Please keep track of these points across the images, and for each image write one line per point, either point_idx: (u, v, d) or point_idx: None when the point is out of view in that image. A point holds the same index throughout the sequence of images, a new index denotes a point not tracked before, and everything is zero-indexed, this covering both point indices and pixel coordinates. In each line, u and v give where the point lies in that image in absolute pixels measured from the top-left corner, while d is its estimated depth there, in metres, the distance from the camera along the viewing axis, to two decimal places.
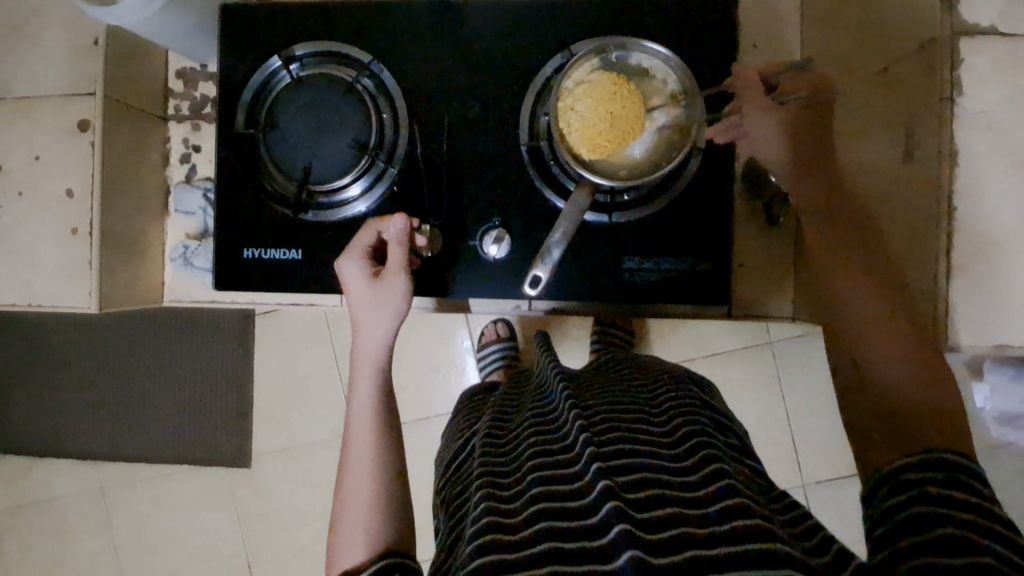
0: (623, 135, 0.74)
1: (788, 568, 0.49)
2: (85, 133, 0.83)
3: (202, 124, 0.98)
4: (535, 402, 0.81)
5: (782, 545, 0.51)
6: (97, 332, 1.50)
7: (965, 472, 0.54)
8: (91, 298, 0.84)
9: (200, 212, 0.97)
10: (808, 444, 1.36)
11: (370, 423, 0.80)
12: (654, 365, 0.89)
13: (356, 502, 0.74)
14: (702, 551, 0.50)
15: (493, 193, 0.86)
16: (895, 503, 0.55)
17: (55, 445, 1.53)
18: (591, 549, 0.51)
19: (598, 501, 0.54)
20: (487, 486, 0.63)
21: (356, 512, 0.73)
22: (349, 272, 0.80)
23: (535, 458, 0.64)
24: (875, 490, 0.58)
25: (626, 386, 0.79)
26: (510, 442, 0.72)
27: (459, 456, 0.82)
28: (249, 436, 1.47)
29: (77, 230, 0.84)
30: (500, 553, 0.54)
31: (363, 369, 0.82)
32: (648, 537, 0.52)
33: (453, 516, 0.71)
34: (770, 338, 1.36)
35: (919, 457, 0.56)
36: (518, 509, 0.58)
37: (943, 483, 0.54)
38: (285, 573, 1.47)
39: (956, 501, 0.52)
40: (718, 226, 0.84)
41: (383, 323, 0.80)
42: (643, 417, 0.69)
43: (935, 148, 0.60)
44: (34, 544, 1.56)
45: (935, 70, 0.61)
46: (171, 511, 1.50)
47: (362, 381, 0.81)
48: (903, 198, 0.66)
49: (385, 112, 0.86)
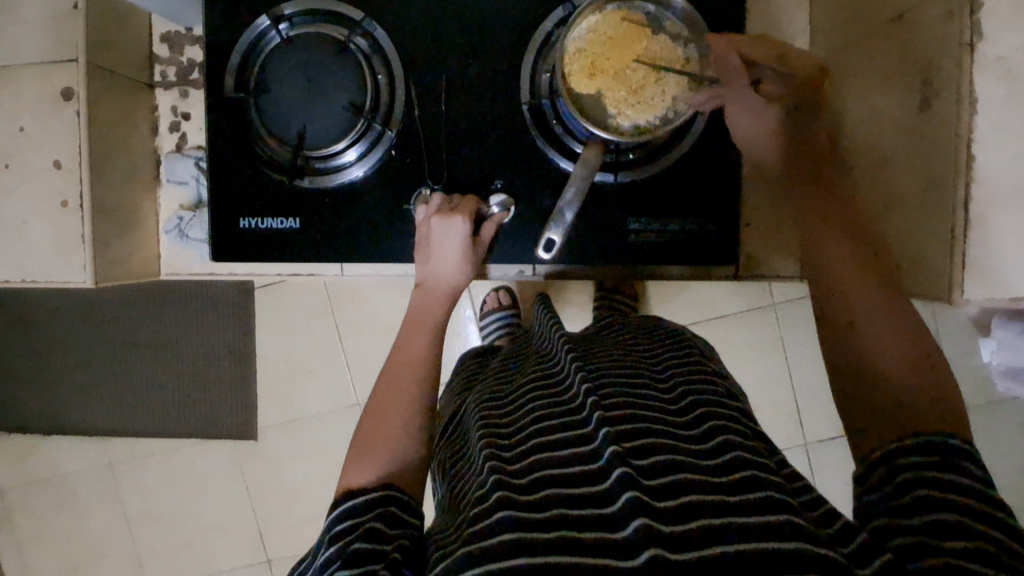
0: (633, 91, 0.73)
1: (796, 540, 0.48)
2: (69, 102, 0.80)
3: (190, 90, 0.95)
4: (535, 366, 0.80)
5: (790, 515, 0.51)
6: (96, 309, 1.49)
7: (966, 457, 0.54)
8: (87, 273, 0.82)
9: (192, 181, 0.95)
10: (810, 405, 1.37)
11: (419, 353, 0.79)
12: (654, 326, 0.89)
13: (393, 419, 0.72)
14: (711, 520, 0.50)
15: (493, 155, 0.84)
16: (891, 489, 0.55)
17: (60, 422, 1.54)
18: (601, 518, 0.51)
19: (609, 469, 0.54)
20: (490, 447, 0.63)
21: (395, 428, 0.71)
22: (454, 237, 0.79)
23: (540, 420, 0.64)
24: (869, 471, 0.58)
25: (627, 349, 0.79)
26: (512, 403, 0.72)
27: (458, 419, 0.81)
28: (254, 409, 1.47)
29: (67, 204, 0.81)
30: (513, 509, 0.53)
31: (432, 299, 0.83)
32: (658, 504, 0.51)
33: (454, 478, 0.71)
34: (773, 300, 1.35)
35: (917, 441, 0.56)
36: (525, 469, 0.58)
37: (943, 467, 0.54)
38: (295, 542, 1.49)
39: (955, 485, 0.52)
40: (724, 184, 0.82)
41: (456, 274, 0.81)
42: (650, 382, 0.68)
43: (954, 96, 0.58)
44: (46, 519, 1.58)
45: (954, 15, 0.58)
46: (181, 484, 1.51)
47: (434, 306, 0.82)
48: (916, 150, 0.64)
49: (380, 73, 0.83)
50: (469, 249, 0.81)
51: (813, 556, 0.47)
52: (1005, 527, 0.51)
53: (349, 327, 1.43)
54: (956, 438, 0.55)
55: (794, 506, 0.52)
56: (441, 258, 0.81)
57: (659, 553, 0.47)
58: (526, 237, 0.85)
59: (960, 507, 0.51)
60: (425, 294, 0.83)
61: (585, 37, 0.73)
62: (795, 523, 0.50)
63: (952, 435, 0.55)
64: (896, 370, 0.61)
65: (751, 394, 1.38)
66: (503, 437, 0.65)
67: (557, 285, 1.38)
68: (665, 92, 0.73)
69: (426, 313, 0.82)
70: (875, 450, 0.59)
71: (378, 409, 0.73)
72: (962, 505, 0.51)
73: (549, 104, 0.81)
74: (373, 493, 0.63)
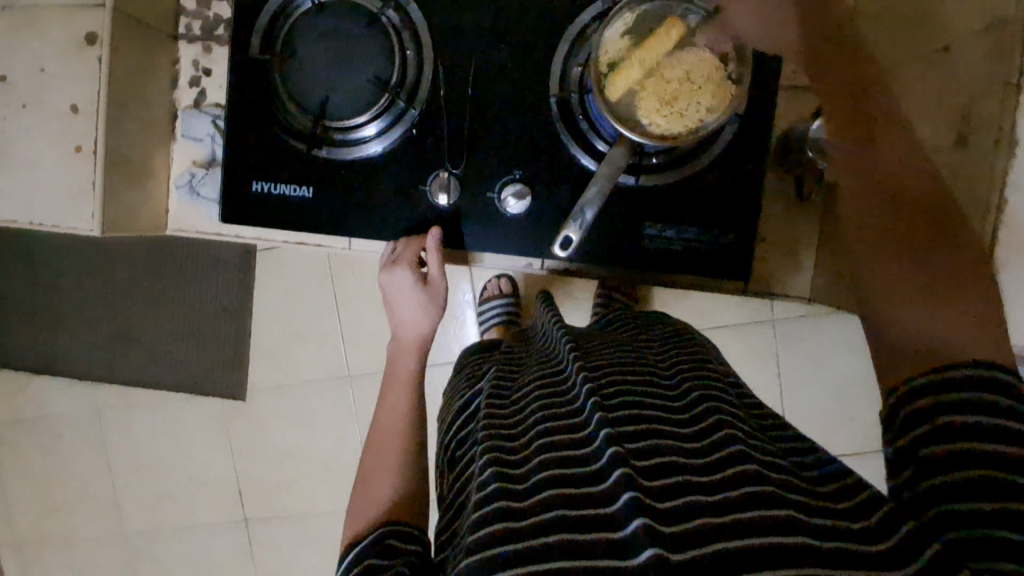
0: (668, 103, 0.71)
1: (796, 534, 0.48)
2: (92, 47, 0.79)
3: (214, 46, 0.93)
4: (541, 363, 0.80)
5: (789, 509, 0.50)
6: (98, 255, 1.49)
7: (999, 391, 0.49)
8: (95, 222, 0.81)
9: (208, 139, 0.94)
10: (797, 422, 1.37)
11: (402, 405, 0.84)
12: (661, 324, 0.89)
13: (384, 467, 0.76)
14: (712, 520, 0.49)
15: (515, 145, 0.83)
16: (921, 437, 0.51)
17: (53, 364, 1.54)
18: (600, 516, 0.51)
19: (607, 471, 0.53)
20: (492, 449, 0.62)
21: (385, 475, 0.74)
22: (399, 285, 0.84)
23: (544, 421, 0.63)
24: (890, 412, 0.54)
25: (634, 346, 0.79)
26: (517, 404, 0.71)
27: (462, 414, 0.81)
28: (245, 370, 1.48)
29: (81, 149, 0.80)
30: (512, 520, 0.53)
31: (405, 353, 0.90)
32: (658, 504, 0.50)
33: (457, 477, 0.70)
34: (772, 316, 1.35)
35: (929, 381, 0.51)
36: (525, 474, 0.58)
37: (963, 411, 0.49)
38: (274, 505, 1.50)
39: (974, 432, 0.48)
40: (744, 198, 0.81)
41: (417, 320, 0.88)
42: (655, 382, 0.68)
43: (994, 134, 0.58)
44: (30, 457, 1.59)
45: (1006, 53, 0.58)
46: (166, 437, 1.52)
47: (407, 359, 0.89)
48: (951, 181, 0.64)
49: (409, 48, 0.82)
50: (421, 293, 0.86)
51: (815, 550, 0.47)
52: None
53: (347, 298, 1.43)
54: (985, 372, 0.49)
55: (797, 501, 0.52)
56: (403, 310, 0.88)
57: (660, 551, 0.46)
58: (539, 230, 0.84)
59: (980, 456, 0.47)
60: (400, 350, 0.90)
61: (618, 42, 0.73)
62: (791, 518, 0.49)
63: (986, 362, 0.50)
64: (954, 346, 0.51)
65: None
66: (504, 439, 0.64)
67: (559, 279, 1.37)
68: (699, 107, 0.72)
69: (398, 365, 0.90)
70: (894, 392, 0.54)
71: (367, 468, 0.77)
72: (982, 451, 0.47)
73: (578, 99, 0.80)
74: (371, 539, 0.64)
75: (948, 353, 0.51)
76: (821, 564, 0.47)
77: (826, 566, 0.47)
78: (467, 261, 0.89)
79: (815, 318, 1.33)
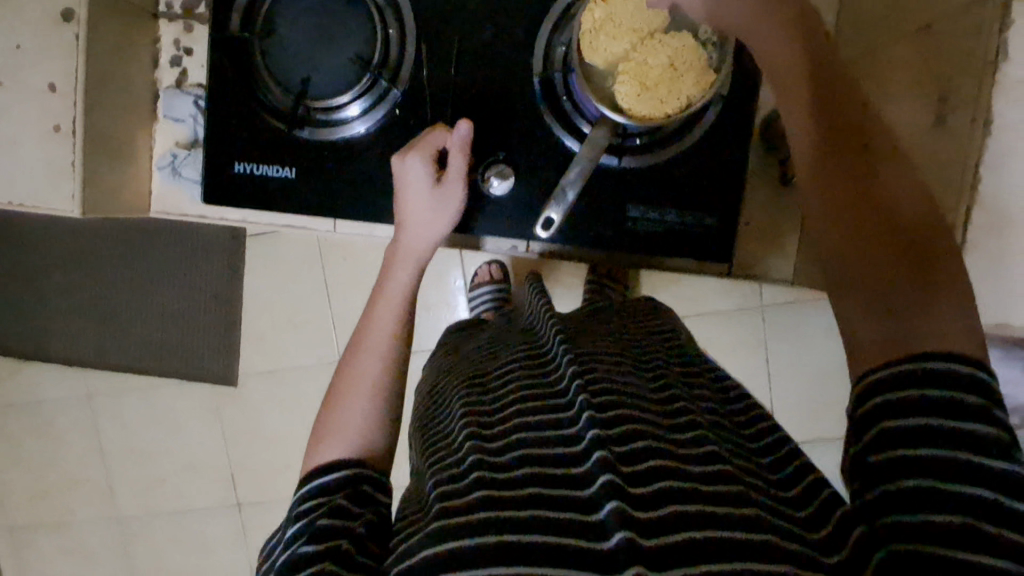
0: (647, 88, 0.71)
1: (762, 531, 0.49)
2: (67, 23, 0.77)
3: (195, 25, 0.92)
4: (523, 345, 0.81)
5: (758, 508, 0.52)
6: (84, 239, 1.47)
7: (957, 397, 0.47)
8: (75, 203, 0.81)
9: (190, 120, 0.93)
10: (784, 408, 1.38)
11: (390, 321, 0.74)
12: (647, 314, 0.91)
13: (361, 389, 0.68)
14: (687, 507, 0.50)
15: (499, 125, 0.82)
16: (875, 443, 0.49)
17: (42, 348, 1.53)
18: (573, 499, 0.51)
19: (589, 451, 0.54)
20: (472, 424, 0.64)
21: (361, 405, 0.67)
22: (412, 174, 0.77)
23: (525, 399, 0.64)
24: (853, 405, 0.52)
25: (619, 334, 0.79)
26: (495, 381, 0.72)
27: (440, 391, 0.82)
28: (235, 354, 1.47)
29: (60, 128, 0.79)
30: (491, 488, 0.53)
31: (404, 263, 0.78)
32: (632, 490, 0.51)
33: (426, 449, 0.71)
34: (762, 301, 1.35)
35: (891, 373, 0.49)
36: (502, 449, 0.58)
37: (921, 412, 0.47)
38: (266, 488, 1.51)
39: (934, 434, 0.47)
40: (728, 180, 0.81)
41: (424, 224, 0.78)
42: (637, 367, 0.69)
43: (969, 115, 0.63)
44: (20, 441, 1.59)
45: (982, 29, 0.62)
46: (156, 421, 1.52)
47: (401, 272, 0.77)
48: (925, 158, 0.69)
49: (392, 27, 0.81)
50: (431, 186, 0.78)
51: (778, 548, 0.49)
52: (998, 482, 0.45)
53: (336, 282, 1.43)
54: (952, 364, 0.47)
55: (762, 500, 0.53)
56: (411, 208, 0.78)
57: (631, 535, 0.47)
58: (524, 212, 0.84)
59: (937, 461, 0.46)
60: (395, 256, 0.78)
61: (597, 24, 0.72)
62: (760, 517, 0.51)
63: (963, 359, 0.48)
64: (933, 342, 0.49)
65: None
66: (482, 416, 0.65)
67: (549, 264, 1.37)
68: (680, 93, 0.72)
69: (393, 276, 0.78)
70: (859, 379, 0.52)
71: (343, 388, 0.69)
72: (939, 456, 0.46)
73: (561, 79, 0.79)
74: (347, 470, 0.61)
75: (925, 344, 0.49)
76: (785, 561, 0.48)
77: (788, 563, 0.48)
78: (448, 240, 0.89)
79: (802, 304, 1.34)
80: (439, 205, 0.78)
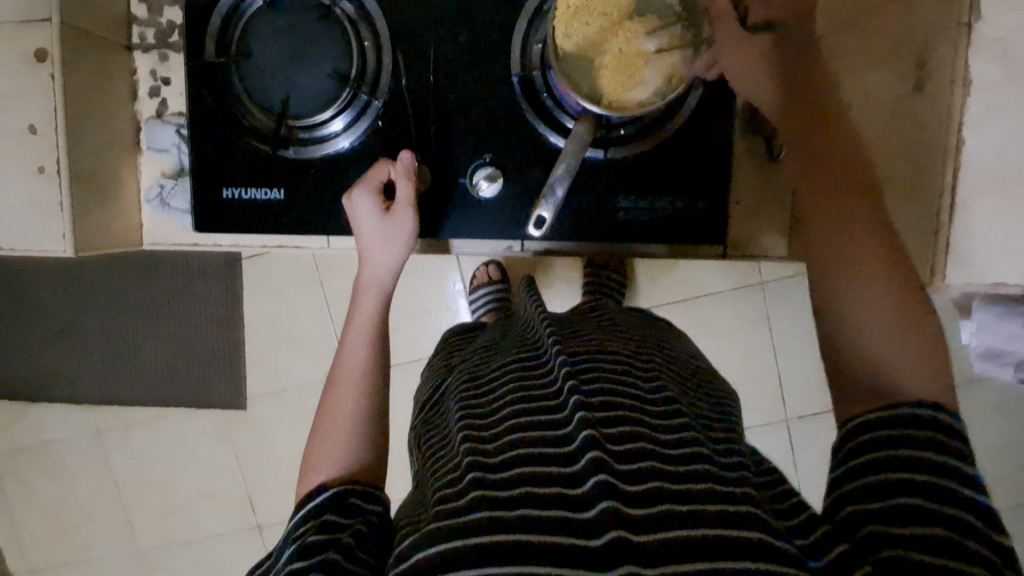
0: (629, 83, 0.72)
1: (750, 527, 0.52)
2: (42, 64, 0.77)
3: (170, 53, 0.91)
4: (517, 347, 0.82)
5: (746, 504, 0.54)
6: (79, 277, 1.47)
7: (933, 430, 0.53)
8: (67, 242, 0.81)
9: (174, 149, 0.93)
10: (792, 382, 1.38)
11: (360, 353, 0.77)
12: (639, 324, 0.92)
13: (339, 419, 0.72)
14: (676, 506, 0.52)
15: (485, 127, 0.82)
16: (857, 469, 0.54)
17: (46, 389, 1.53)
18: (566, 498, 0.53)
19: (580, 453, 0.55)
20: (468, 427, 0.65)
21: (339, 434, 0.70)
22: (361, 211, 0.79)
23: (518, 399, 0.66)
24: (843, 438, 0.57)
25: (614, 335, 0.81)
26: (490, 381, 0.73)
27: (437, 397, 0.83)
28: (242, 378, 1.48)
29: (44, 170, 0.79)
30: (485, 488, 0.55)
31: (368, 294, 0.81)
32: (627, 487, 0.53)
33: (427, 455, 0.72)
34: (761, 278, 1.35)
35: (889, 416, 0.54)
36: (498, 449, 0.60)
37: (913, 446, 0.52)
38: (284, 508, 1.51)
39: (924, 466, 0.51)
40: (716, 162, 0.81)
41: (383, 255, 0.79)
42: (631, 367, 0.70)
43: (949, 78, 0.70)
44: (34, 483, 1.59)
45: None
46: (169, 451, 1.52)
47: (367, 301, 0.81)
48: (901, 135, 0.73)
49: (367, 39, 0.81)
50: (382, 218, 0.78)
51: (763, 544, 0.51)
52: (972, 504, 0.50)
53: (335, 297, 1.43)
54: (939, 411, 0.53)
55: (751, 496, 0.55)
56: (368, 243, 0.79)
57: (622, 534, 0.49)
58: (516, 212, 0.84)
59: (924, 487, 0.51)
60: (360, 288, 0.81)
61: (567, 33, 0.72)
62: (749, 512, 0.53)
63: (922, 403, 0.54)
64: (906, 356, 0.56)
65: (734, 370, 1.39)
66: (480, 417, 0.67)
67: (545, 260, 1.38)
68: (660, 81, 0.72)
69: (359, 309, 0.81)
70: (851, 420, 0.57)
71: (324, 422, 0.72)
72: (914, 480, 0.51)
73: (541, 76, 0.79)
74: (331, 490, 0.64)
75: (887, 360, 0.56)
76: (770, 557, 0.50)
77: (772, 560, 0.50)
78: (442, 250, 0.89)
79: (800, 278, 1.34)
80: (395, 235, 0.79)
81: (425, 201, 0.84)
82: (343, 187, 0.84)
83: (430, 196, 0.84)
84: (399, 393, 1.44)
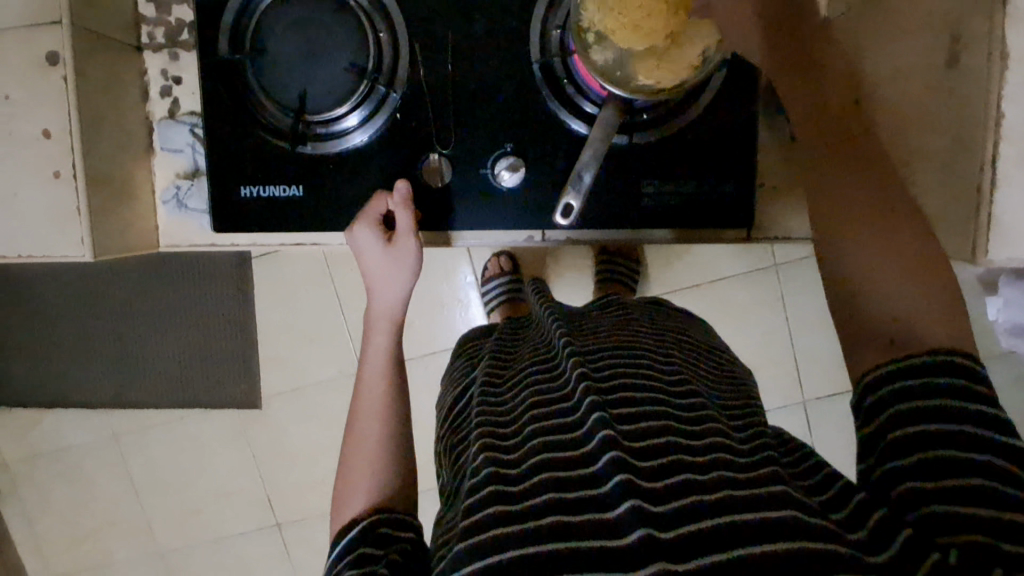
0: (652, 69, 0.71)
1: (789, 507, 0.51)
2: (54, 67, 0.76)
3: (180, 52, 0.90)
4: (534, 349, 0.80)
5: (782, 485, 0.54)
6: (88, 283, 1.46)
7: (960, 378, 0.52)
8: (86, 247, 0.80)
9: (188, 149, 0.92)
10: (809, 363, 1.38)
11: (379, 382, 0.77)
12: (658, 317, 0.91)
13: (366, 455, 0.71)
14: (703, 496, 0.52)
15: (505, 116, 0.81)
16: (885, 423, 0.54)
17: (60, 398, 1.53)
18: (591, 499, 0.53)
19: (597, 454, 0.55)
20: (486, 437, 0.65)
21: (366, 467, 0.70)
22: (361, 242, 0.78)
23: (536, 406, 0.65)
24: (861, 399, 0.56)
25: (632, 329, 0.80)
26: (508, 390, 0.73)
27: (459, 408, 0.83)
28: (258, 377, 1.47)
29: (60, 174, 0.78)
30: (507, 502, 0.55)
31: (378, 328, 0.80)
32: (648, 484, 0.53)
33: (455, 468, 0.72)
34: (775, 261, 1.34)
35: (891, 367, 0.54)
36: (517, 462, 0.60)
37: (929, 392, 0.52)
38: (303, 505, 1.52)
39: (943, 414, 0.51)
40: (740, 144, 0.80)
41: (393, 278, 0.78)
42: (650, 362, 0.69)
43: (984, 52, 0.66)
44: (51, 490, 1.59)
45: None
46: (186, 453, 1.52)
47: (377, 335, 0.80)
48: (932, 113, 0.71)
49: (382, 30, 0.80)
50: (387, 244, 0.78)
51: (805, 522, 0.50)
52: (1006, 451, 0.50)
53: (348, 293, 1.42)
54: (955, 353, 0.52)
55: (783, 477, 0.56)
56: (374, 260, 0.78)
57: (650, 532, 0.48)
58: (538, 201, 0.83)
59: (956, 437, 0.51)
60: (371, 318, 0.81)
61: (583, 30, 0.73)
62: (790, 493, 0.53)
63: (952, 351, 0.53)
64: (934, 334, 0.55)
65: (751, 353, 1.39)
66: (498, 427, 0.66)
67: (555, 250, 1.37)
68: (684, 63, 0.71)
69: (370, 342, 0.80)
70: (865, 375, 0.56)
71: (349, 458, 0.72)
72: (946, 431, 0.51)
73: (561, 63, 0.78)
74: (364, 522, 0.64)
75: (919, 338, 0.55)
76: (816, 536, 0.49)
77: (820, 539, 0.49)
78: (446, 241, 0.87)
79: (816, 259, 1.33)
80: (405, 258, 0.78)
81: (434, 197, 0.83)
82: (363, 183, 0.83)
83: (441, 191, 0.83)
84: (414, 388, 1.44)
